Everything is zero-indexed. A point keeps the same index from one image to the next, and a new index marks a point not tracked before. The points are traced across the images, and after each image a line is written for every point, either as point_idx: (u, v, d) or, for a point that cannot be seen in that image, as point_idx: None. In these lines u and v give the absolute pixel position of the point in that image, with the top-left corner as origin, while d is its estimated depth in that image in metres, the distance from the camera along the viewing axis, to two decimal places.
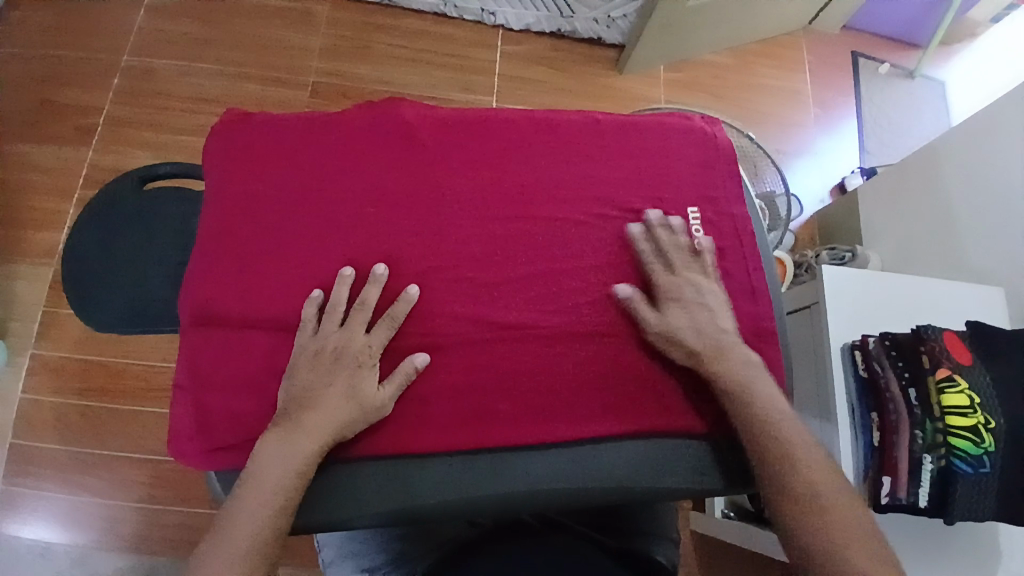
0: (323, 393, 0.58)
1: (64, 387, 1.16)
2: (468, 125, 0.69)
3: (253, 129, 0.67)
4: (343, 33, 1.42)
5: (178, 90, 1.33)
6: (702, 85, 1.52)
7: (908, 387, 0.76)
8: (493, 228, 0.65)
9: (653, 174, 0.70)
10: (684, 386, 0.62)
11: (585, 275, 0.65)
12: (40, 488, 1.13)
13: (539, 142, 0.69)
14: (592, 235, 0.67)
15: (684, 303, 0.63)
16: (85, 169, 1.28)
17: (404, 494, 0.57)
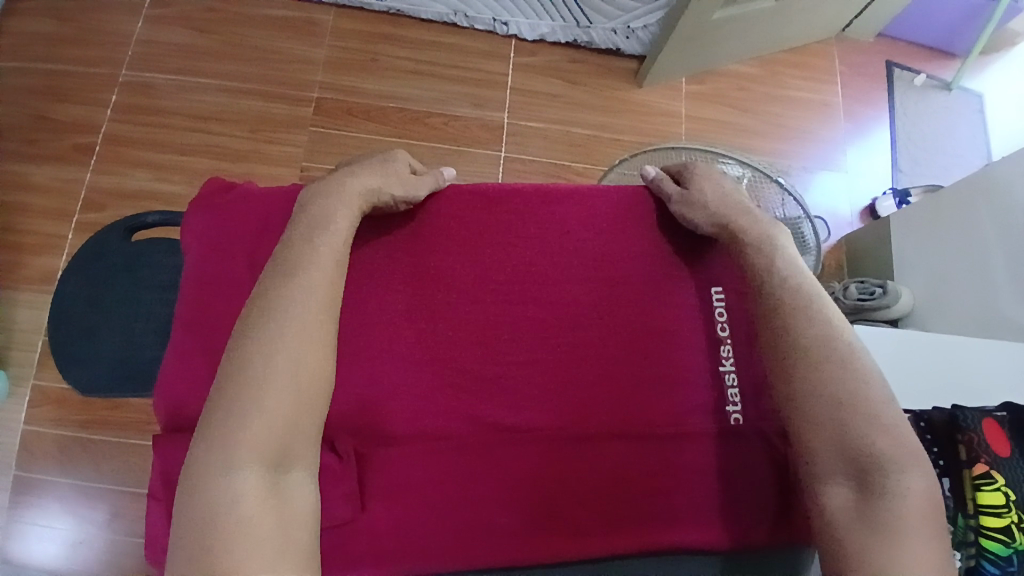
0: (370, 170, 0.61)
1: (65, 418, 1.15)
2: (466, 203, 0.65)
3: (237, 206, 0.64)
4: (348, 44, 1.35)
5: (178, 106, 1.29)
6: (725, 98, 1.43)
7: (941, 476, 0.70)
8: (497, 315, 0.62)
9: (670, 252, 0.66)
10: (700, 496, 0.57)
11: (594, 368, 0.61)
12: (46, 521, 1.12)
13: (542, 222, 0.65)
14: (600, 322, 0.62)
15: (709, 180, 0.66)
16: (84, 190, 1.24)
17: None
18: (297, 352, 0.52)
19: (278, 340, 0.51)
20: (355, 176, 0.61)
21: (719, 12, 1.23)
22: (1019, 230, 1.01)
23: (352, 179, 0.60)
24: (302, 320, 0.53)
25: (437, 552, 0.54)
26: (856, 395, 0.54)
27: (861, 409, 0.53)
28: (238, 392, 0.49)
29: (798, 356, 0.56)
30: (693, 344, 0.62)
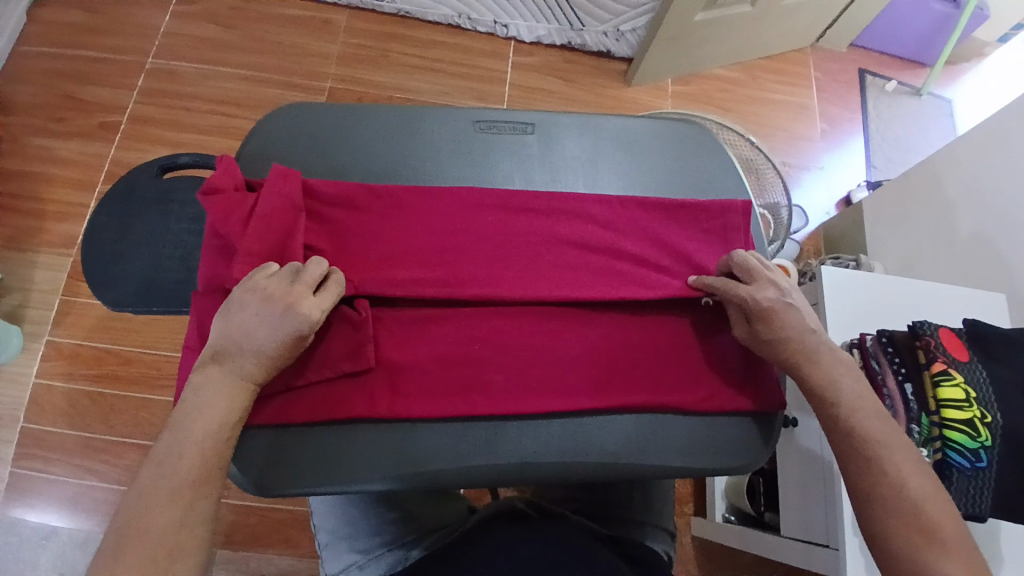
0: (262, 343, 0.55)
1: (76, 373, 1.19)
2: (466, 128, 0.73)
3: (261, 135, 0.71)
4: (361, 42, 1.46)
5: (200, 92, 1.38)
6: (709, 97, 1.54)
7: (904, 382, 0.77)
8: (495, 209, 0.69)
9: (649, 170, 0.75)
10: (674, 367, 0.65)
11: (580, 257, 0.68)
12: (49, 472, 1.15)
13: (534, 146, 0.74)
14: (584, 219, 0.69)
15: (776, 314, 0.62)
16: (107, 164, 1.32)
17: (401, 460, 0.60)
18: (197, 441, 0.52)
19: (182, 425, 0.52)
20: (260, 322, 0.55)
21: (700, 14, 1.34)
22: (980, 199, 1.10)
23: (246, 359, 0.55)
24: (212, 396, 0.54)
25: (441, 402, 0.61)
26: (928, 522, 0.52)
27: (935, 539, 0.51)
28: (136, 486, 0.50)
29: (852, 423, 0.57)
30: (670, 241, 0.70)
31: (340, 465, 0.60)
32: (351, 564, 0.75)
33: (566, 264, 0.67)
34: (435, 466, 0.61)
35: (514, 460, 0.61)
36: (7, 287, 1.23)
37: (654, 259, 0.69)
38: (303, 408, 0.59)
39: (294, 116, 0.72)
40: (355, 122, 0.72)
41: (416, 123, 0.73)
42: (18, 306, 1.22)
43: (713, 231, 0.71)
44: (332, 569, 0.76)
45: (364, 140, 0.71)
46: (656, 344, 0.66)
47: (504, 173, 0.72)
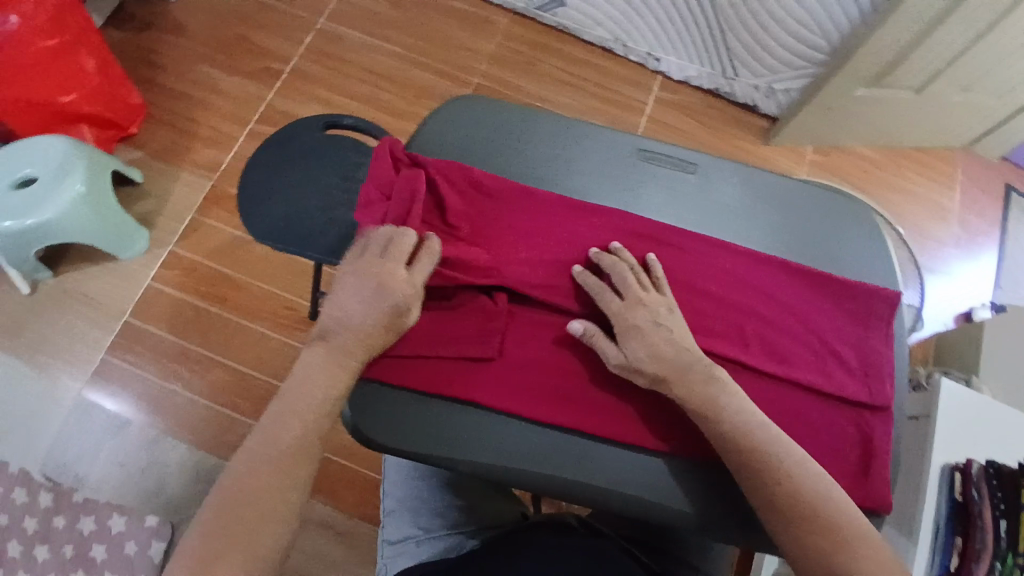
0: (363, 319, 0.61)
1: (187, 286, 1.27)
2: (628, 153, 0.74)
3: (438, 120, 0.75)
4: (515, 46, 1.51)
5: (357, 59, 1.46)
6: (845, 175, 1.49)
7: (999, 518, 0.73)
8: (639, 235, 0.69)
9: (799, 235, 0.73)
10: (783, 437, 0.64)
11: (714, 302, 0.67)
12: (139, 369, 1.23)
13: (691, 184, 0.74)
14: (726, 266, 0.69)
15: (643, 332, 0.62)
16: (260, 105, 1.41)
17: (497, 452, 0.62)
18: (300, 416, 0.57)
19: (288, 399, 0.58)
20: (359, 298, 0.61)
21: (862, 89, 1.31)
22: None
23: (347, 334, 0.61)
24: (315, 372, 0.59)
25: (547, 407, 0.63)
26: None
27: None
28: (242, 454, 0.55)
29: (755, 449, 0.57)
30: (806, 313, 0.68)
31: (442, 439, 0.62)
32: (409, 537, 0.78)
33: (699, 310, 0.67)
34: (528, 467, 0.62)
35: (604, 482, 0.62)
36: (147, 192, 1.33)
37: (788, 323, 0.67)
38: (419, 373, 0.64)
39: (471, 109, 0.76)
40: (525, 126, 0.75)
41: (581, 139, 0.75)
42: (151, 212, 1.32)
43: (850, 312, 0.69)
44: (390, 536, 0.80)
45: (529, 145, 0.74)
46: (770, 411, 0.64)
47: (655, 205, 0.73)
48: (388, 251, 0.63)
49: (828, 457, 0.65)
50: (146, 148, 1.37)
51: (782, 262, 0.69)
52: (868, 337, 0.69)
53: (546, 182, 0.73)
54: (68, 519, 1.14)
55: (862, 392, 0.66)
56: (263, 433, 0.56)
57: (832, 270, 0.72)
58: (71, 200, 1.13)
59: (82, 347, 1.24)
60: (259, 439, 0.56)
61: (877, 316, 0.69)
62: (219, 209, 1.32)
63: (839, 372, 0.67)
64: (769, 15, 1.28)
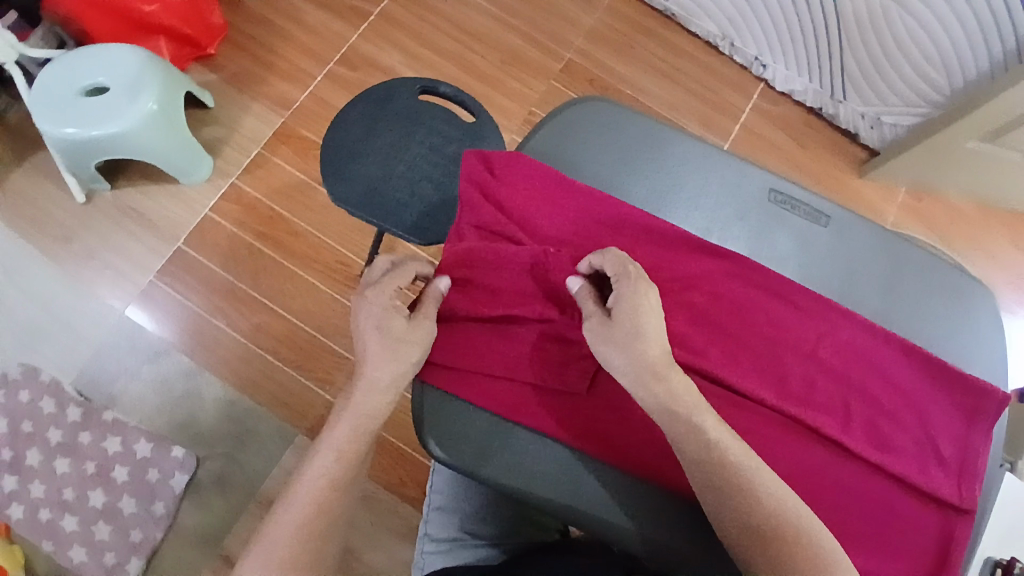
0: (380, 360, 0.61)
1: (243, 222, 1.24)
2: (759, 193, 0.70)
3: (562, 121, 0.70)
4: (616, 25, 1.42)
5: (451, 13, 1.38)
6: (935, 226, 1.41)
7: None
8: (752, 289, 0.65)
9: (920, 314, 0.68)
10: (867, 529, 0.60)
11: (820, 373, 0.63)
12: (185, 297, 1.21)
13: (818, 238, 0.69)
14: (840, 338, 0.64)
15: (638, 304, 0.58)
16: (344, 44, 1.34)
17: (571, 488, 0.60)
18: (311, 498, 0.58)
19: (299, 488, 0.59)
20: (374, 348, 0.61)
21: (974, 142, 1.22)
22: None
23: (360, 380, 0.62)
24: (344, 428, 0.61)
25: (629, 453, 0.62)
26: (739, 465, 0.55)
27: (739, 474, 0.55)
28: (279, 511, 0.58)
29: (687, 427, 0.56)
30: (914, 400, 0.64)
31: (516, 467, 0.61)
32: (455, 538, 0.75)
33: (805, 375, 0.63)
34: (601, 508, 0.60)
35: (675, 536, 0.60)
36: (217, 118, 1.29)
37: (893, 408, 0.63)
38: (497, 394, 0.62)
39: (595, 118, 0.71)
40: (653, 145, 0.70)
41: (708, 169, 0.70)
42: (218, 140, 1.28)
43: (960, 403, 0.65)
44: (433, 531, 0.76)
45: (654, 166, 0.70)
46: (860, 497, 0.61)
47: (777, 254, 0.68)
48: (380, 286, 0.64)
49: (908, 550, 0.61)
50: (222, 70, 1.32)
51: (899, 340, 0.65)
52: (978, 436, 0.64)
53: (663, 208, 0.69)
54: (94, 436, 1.16)
55: (956, 493, 0.62)
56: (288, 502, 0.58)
57: (946, 355, 0.67)
58: (141, 117, 1.09)
59: (131, 266, 1.22)
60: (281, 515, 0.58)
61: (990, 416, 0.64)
62: (287, 148, 1.28)
63: (936, 467, 0.63)
64: (896, 44, 1.19)
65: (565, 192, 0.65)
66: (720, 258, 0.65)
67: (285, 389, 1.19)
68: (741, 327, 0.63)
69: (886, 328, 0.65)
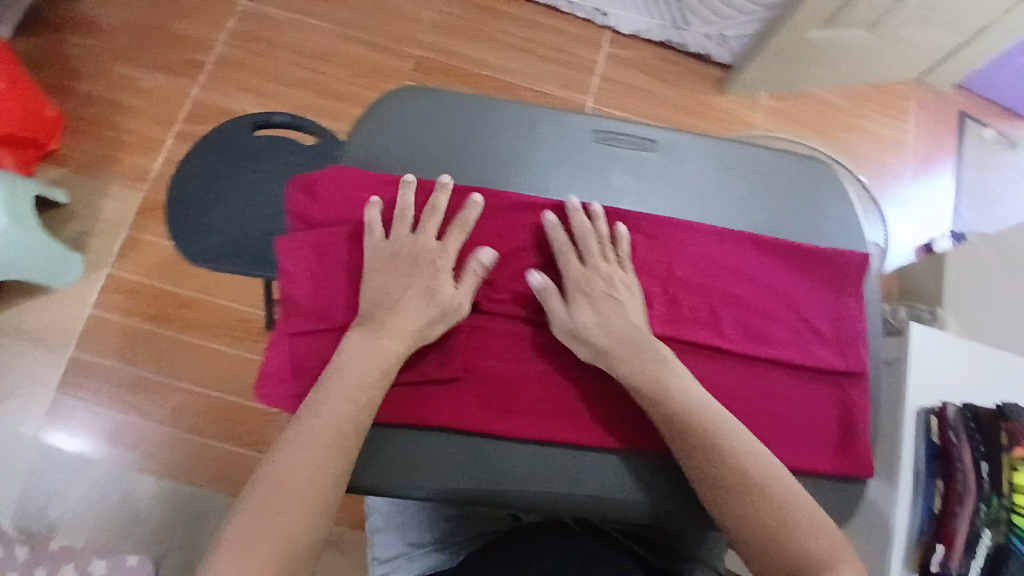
0: (403, 295, 0.62)
1: (132, 309, 1.19)
2: (584, 137, 0.70)
3: (375, 116, 0.69)
4: (455, 10, 1.41)
5: (287, 41, 1.35)
6: (805, 120, 1.46)
7: (981, 459, 0.80)
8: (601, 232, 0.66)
9: (766, 210, 0.71)
10: (770, 427, 0.62)
11: (682, 292, 0.65)
12: (95, 402, 1.16)
13: (652, 166, 0.70)
14: (695, 252, 0.66)
15: (592, 296, 0.63)
16: (187, 102, 1.30)
17: (485, 474, 0.60)
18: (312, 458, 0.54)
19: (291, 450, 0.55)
20: (404, 287, 0.62)
21: (814, 32, 1.26)
22: None
23: (386, 320, 0.60)
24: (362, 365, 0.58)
25: (529, 424, 0.61)
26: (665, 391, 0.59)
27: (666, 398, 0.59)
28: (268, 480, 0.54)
29: None
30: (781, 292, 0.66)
31: (423, 472, 0.60)
32: (401, 553, 0.75)
33: (666, 297, 0.65)
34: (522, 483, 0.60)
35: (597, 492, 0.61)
36: (77, 212, 1.23)
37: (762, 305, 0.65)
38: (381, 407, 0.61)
39: (407, 107, 0.69)
40: (470, 117, 0.69)
41: (532, 127, 0.70)
42: (84, 234, 1.22)
43: (822, 281, 0.67)
44: (380, 554, 0.77)
45: (477, 138, 0.69)
46: (753, 397, 0.62)
47: (616, 191, 0.69)
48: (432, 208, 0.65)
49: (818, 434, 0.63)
50: (68, 162, 1.26)
51: (750, 240, 0.67)
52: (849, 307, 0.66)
53: (498, 177, 0.69)
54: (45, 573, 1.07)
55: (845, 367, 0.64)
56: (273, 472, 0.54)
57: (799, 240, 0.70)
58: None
59: (29, 388, 1.16)
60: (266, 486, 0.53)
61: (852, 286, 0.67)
62: (156, 221, 1.23)
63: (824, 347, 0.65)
64: None
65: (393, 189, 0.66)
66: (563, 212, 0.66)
67: (224, 464, 1.15)
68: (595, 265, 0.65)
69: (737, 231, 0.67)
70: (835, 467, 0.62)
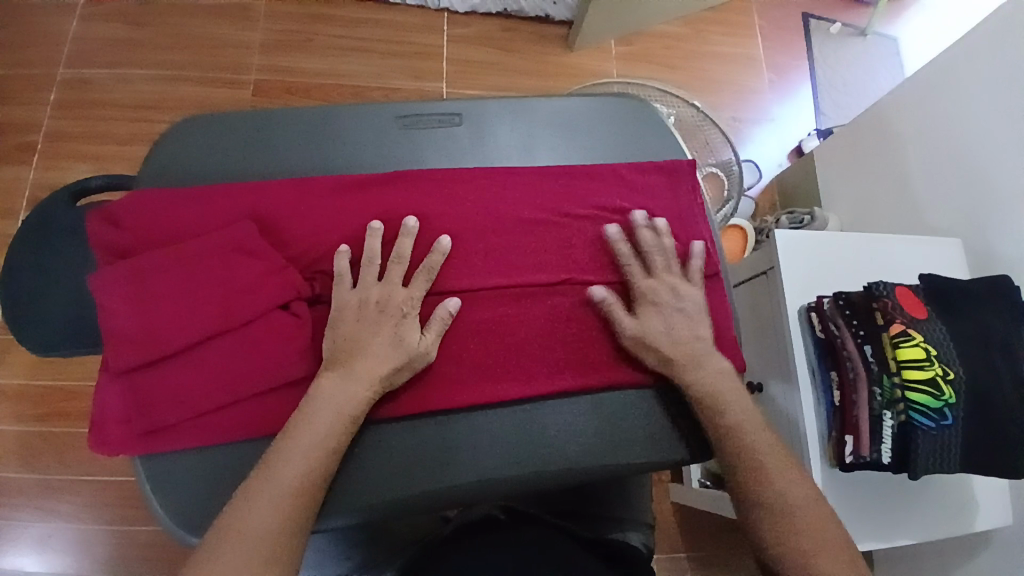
0: (369, 341, 0.60)
1: (21, 414, 1.13)
2: (388, 125, 0.71)
3: (173, 152, 0.68)
4: (285, 27, 1.37)
5: (116, 99, 1.29)
6: (655, 57, 1.49)
7: (864, 344, 0.86)
8: (430, 199, 0.67)
9: (590, 145, 0.74)
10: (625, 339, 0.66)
11: (525, 233, 0.67)
12: (4, 520, 1.10)
13: (462, 138, 0.71)
14: (526, 194, 0.69)
15: (660, 306, 0.65)
16: (24, 188, 1.23)
17: (374, 462, 0.63)
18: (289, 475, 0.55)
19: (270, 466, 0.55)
20: (370, 336, 0.60)
21: None
22: (932, 155, 1.10)
23: (349, 362, 0.59)
24: (325, 396, 0.58)
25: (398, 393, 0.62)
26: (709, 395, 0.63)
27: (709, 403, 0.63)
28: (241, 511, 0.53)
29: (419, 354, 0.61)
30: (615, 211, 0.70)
31: None
32: None
33: (509, 241, 0.67)
34: (409, 461, 0.63)
35: (481, 453, 0.63)
36: None
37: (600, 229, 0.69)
38: (246, 416, 0.61)
39: (202, 139, 0.69)
40: (272, 132, 0.69)
41: (334, 130, 0.70)
42: None
43: (656, 200, 0.71)
44: None
45: (284, 152, 0.69)
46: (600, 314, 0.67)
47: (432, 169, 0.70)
48: (401, 253, 0.63)
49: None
50: None
51: (575, 171, 0.71)
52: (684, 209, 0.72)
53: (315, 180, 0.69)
54: None
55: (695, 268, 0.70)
56: (251, 485, 0.54)
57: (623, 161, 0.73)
58: None
59: None
60: (243, 500, 0.54)
61: (685, 190, 0.72)
62: None
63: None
64: None
65: (201, 202, 0.65)
66: (387, 184, 0.67)
67: (160, 543, 1.11)
68: (427, 240, 0.65)
69: (562, 167, 0.71)
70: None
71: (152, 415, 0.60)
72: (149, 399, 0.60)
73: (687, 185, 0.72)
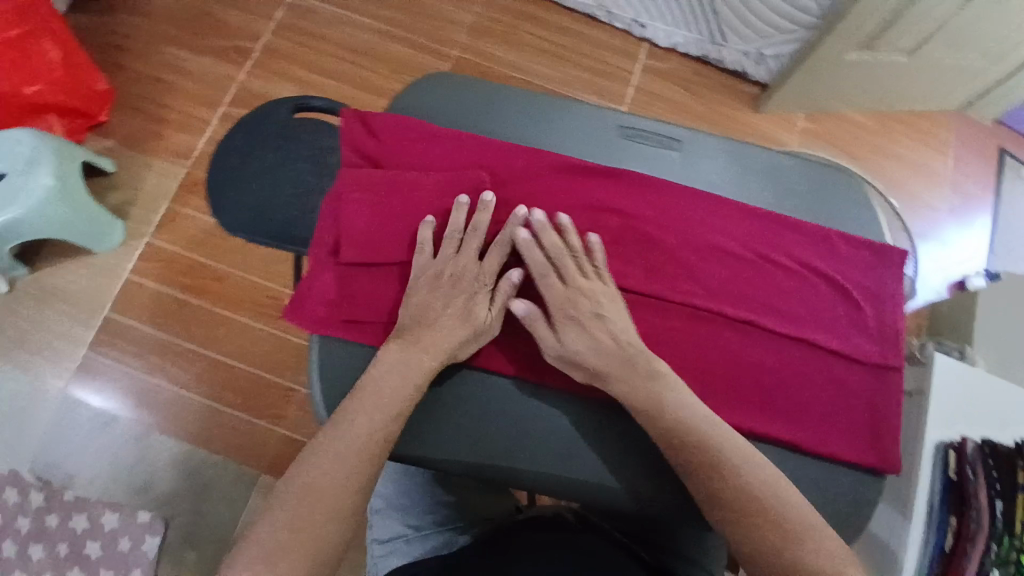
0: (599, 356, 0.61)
1: (166, 277, 1.24)
2: (611, 130, 0.74)
3: (419, 96, 0.74)
4: (497, 15, 1.45)
5: (332, 35, 1.40)
6: (836, 142, 1.46)
7: (995, 498, 0.78)
8: (639, 204, 0.69)
9: (800, 203, 0.73)
10: (786, 401, 0.65)
11: (721, 265, 0.68)
12: (120, 362, 1.21)
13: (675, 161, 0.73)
14: (734, 228, 0.69)
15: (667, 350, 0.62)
16: (232, 87, 1.36)
17: (516, 425, 0.64)
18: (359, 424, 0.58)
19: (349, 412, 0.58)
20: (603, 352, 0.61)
21: (853, 54, 1.25)
22: None
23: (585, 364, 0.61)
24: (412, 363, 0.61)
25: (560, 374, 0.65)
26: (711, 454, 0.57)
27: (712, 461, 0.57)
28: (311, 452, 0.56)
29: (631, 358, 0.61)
30: (816, 272, 0.69)
31: (458, 407, 0.65)
32: (398, 535, 0.76)
33: (705, 266, 0.68)
34: (548, 435, 0.64)
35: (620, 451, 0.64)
36: (121, 182, 1.29)
37: (796, 288, 0.68)
38: None
39: (446, 92, 0.75)
40: (507, 104, 0.74)
41: (560, 118, 0.74)
42: (126, 203, 1.28)
43: (856, 276, 0.69)
44: (379, 535, 0.78)
45: (513, 123, 0.74)
46: (773, 366, 0.66)
47: None
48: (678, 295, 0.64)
49: (846, 418, 0.66)
50: (116, 135, 1.32)
51: (787, 221, 0.70)
52: (886, 295, 0.69)
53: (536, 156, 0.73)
54: (58, 518, 1.12)
55: (881, 355, 0.67)
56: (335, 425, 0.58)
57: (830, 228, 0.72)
58: (40, 193, 1.08)
59: (61, 345, 1.21)
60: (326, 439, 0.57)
61: (889, 274, 0.70)
62: (195, 197, 1.29)
63: (857, 335, 0.68)
64: None
65: (443, 140, 0.70)
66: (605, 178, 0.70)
67: (238, 433, 1.18)
68: (621, 241, 0.67)
69: (773, 213, 0.71)
70: (861, 452, 0.65)
71: (352, 308, 0.66)
72: (353, 295, 0.66)
73: (892, 270, 0.70)
